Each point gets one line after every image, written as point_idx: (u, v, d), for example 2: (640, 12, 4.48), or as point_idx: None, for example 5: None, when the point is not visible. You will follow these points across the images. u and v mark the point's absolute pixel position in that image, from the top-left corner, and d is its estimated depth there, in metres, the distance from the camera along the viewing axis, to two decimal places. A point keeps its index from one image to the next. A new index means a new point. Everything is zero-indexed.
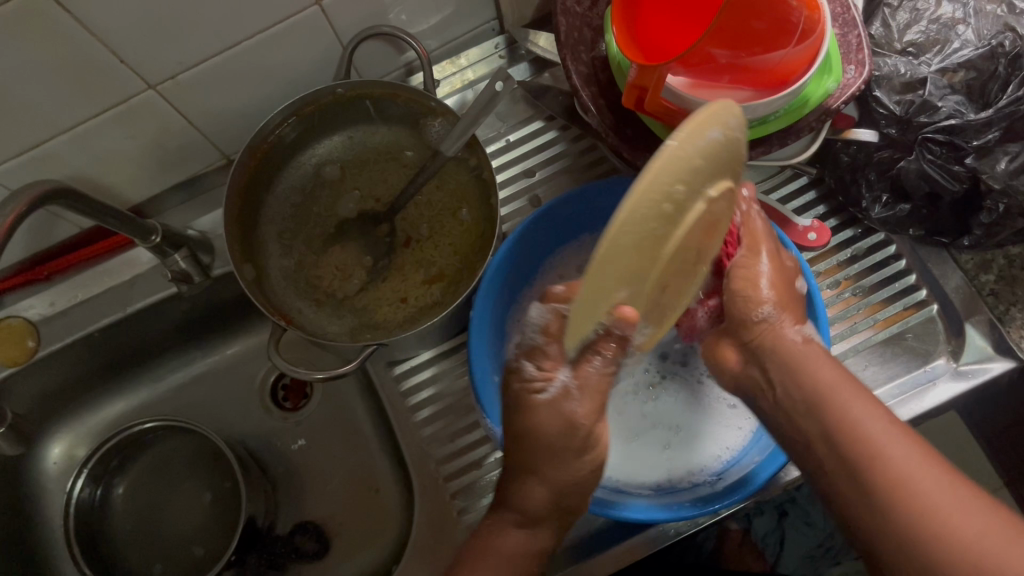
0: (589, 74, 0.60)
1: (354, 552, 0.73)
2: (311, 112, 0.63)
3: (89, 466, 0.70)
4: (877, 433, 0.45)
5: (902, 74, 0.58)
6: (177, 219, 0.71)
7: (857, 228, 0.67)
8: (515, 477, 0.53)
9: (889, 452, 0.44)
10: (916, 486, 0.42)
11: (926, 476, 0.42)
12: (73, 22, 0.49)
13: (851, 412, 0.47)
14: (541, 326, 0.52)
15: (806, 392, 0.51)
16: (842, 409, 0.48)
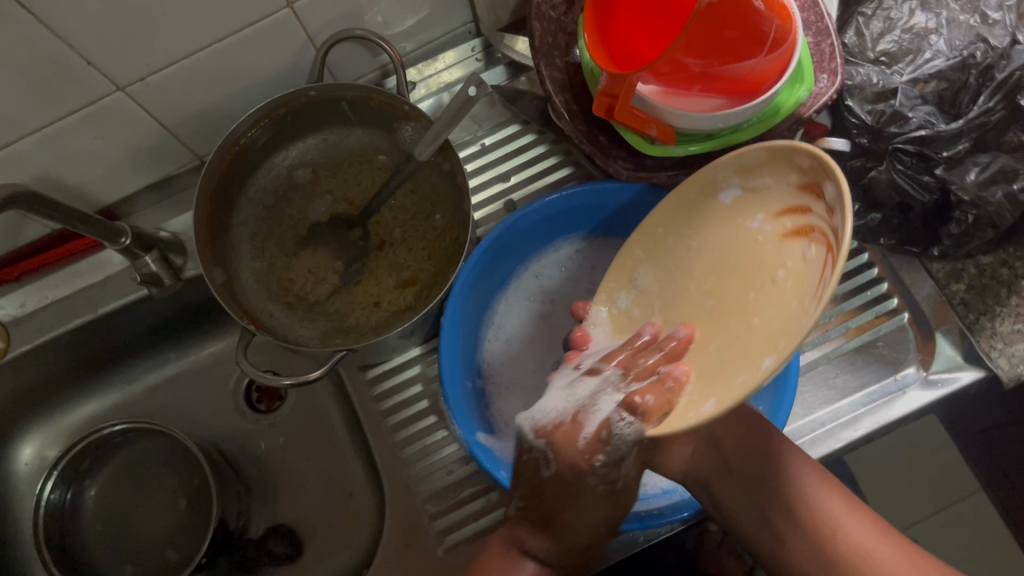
0: (562, 79, 0.60)
1: (327, 556, 0.73)
2: (282, 114, 0.63)
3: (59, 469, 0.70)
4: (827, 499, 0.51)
5: (874, 83, 0.58)
6: (149, 220, 0.71)
7: None
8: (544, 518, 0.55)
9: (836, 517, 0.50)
10: (862, 552, 0.48)
11: (877, 546, 0.48)
12: (40, 24, 0.48)
13: (802, 480, 0.52)
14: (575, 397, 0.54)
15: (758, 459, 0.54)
16: (794, 475, 0.53)
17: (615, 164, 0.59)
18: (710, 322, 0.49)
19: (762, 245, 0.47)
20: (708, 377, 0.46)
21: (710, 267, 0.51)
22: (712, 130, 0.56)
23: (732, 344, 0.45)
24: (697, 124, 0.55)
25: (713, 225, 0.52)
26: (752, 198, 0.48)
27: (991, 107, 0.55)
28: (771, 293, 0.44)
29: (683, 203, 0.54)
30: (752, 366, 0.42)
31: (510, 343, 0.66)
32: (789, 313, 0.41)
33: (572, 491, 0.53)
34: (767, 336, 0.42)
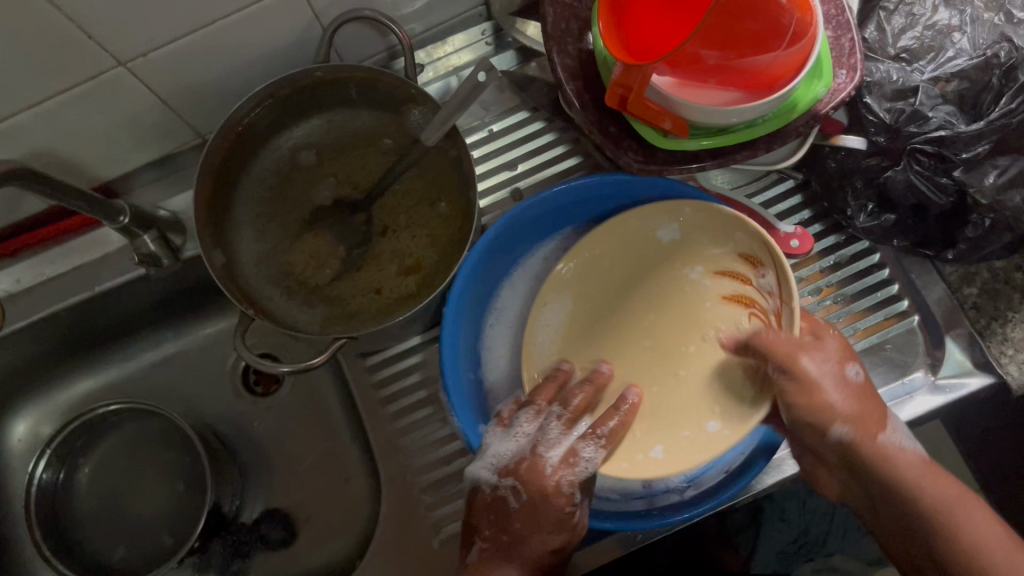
0: (575, 67, 0.59)
1: (322, 542, 0.72)
2: (287, 95, 0.61)
3: (52, 447, 0.69)
4: (938, 494, 0.49)
5: (894, 80, 0.57)
6: (147, 199, 0.69)
7: (841, 235, 0.66)
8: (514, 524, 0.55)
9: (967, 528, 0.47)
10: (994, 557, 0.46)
11: (982, 532, 0.47)
12: None
13: (904, 473, 0.51)
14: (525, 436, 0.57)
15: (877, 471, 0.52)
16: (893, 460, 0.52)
17: (626, 156, 0.58)
18: (633, 359, 0.61)
19: (700, 296, 0.61)
20: (649, 418, 0.59)
21: (660, 317, 0.61)
22: (726, 124, 0.54)
23: (660, 400, 0.60)
24: (710, 117, 0.53)
25: (648, 271, 0.62)
26: (699, 254, 0.61)
27: (1014, 109, 0.54)
28: (708, 350, 0.60)
29: (622, 241, 0.62)
30: (697, 424, 0.58)
31: (513, 333, 0.65)
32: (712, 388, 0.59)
33: (530, 515, 0.54)
34: (696, 399, 0.59)
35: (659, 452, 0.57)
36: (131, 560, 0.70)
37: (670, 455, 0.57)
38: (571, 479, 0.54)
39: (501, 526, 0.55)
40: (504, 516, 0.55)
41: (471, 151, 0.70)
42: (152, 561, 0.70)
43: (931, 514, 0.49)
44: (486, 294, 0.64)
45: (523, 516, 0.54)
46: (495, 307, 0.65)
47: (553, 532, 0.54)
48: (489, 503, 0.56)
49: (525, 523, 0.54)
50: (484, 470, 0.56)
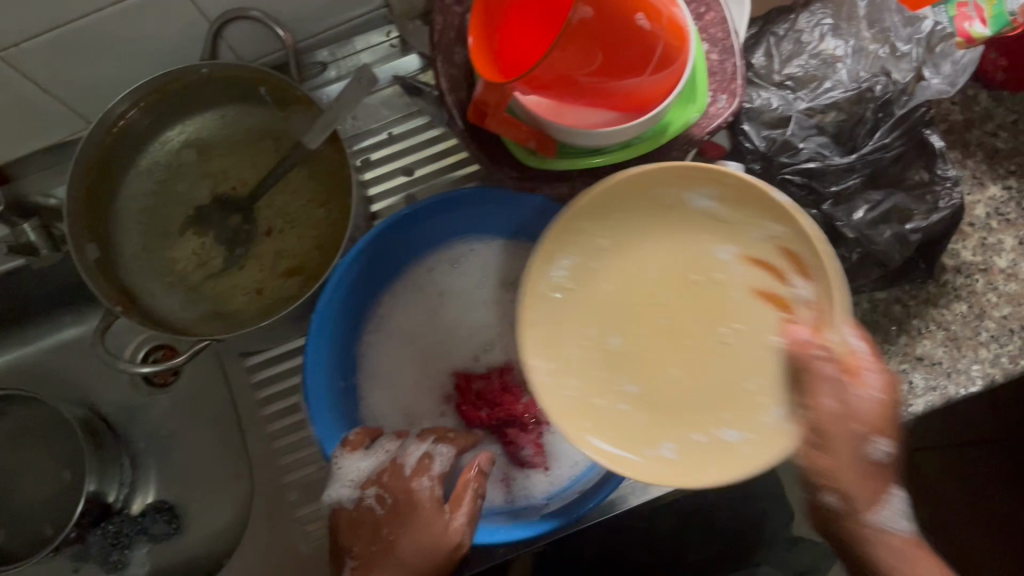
0: (460, 78, 0.58)
1: (203, 535, 0.73)
2: (173, 91, 0.61)
3: None
4: None
5: (773, 108, 0.57)
6: (36, 184, 0.68)
7: None
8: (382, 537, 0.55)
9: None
10: None
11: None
12: None
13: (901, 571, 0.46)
14: (383, 453, 0.58)
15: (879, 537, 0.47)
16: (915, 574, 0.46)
17: (501, 170, 0.57)
18: (626, 351, 0.52)
19: (728, 285, 0.51)
20: (663, 411, 0.51)
21: (638, 277, 0.52)
22: (594, 145, 0.54)
23: (663, 397, 0.51)
24: (578, 139, 0.53)
25: (656, 225, 0.52)
26: (718, 224, 0.51)
27: (888, 143, 0.55)
28: (717, 348, 0.51)
29: (638, 201, 0.51)
30: (709, 427, 0.50)
31: (393, 339, 0.65)
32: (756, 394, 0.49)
33: (397, 513, 0.55)
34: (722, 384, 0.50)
35: (697, 443, 0.49)
36: (12, 545, 0.71)
37: (684, 458, 0.49)
38: (431, 478, 0.55)
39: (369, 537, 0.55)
40: (372, 527, 0.56)
41: (368, 153, 0.69)
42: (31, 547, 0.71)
43: None
44: (367, 300, 0.64)
45: (390, 518, 0.55)
46: (378, 315, 0.65)
47: (427, 536, 0.53)
48: (355, 515, 0.57)
49: (393, 527, 0.55)
50: (342, 490, 0.57)
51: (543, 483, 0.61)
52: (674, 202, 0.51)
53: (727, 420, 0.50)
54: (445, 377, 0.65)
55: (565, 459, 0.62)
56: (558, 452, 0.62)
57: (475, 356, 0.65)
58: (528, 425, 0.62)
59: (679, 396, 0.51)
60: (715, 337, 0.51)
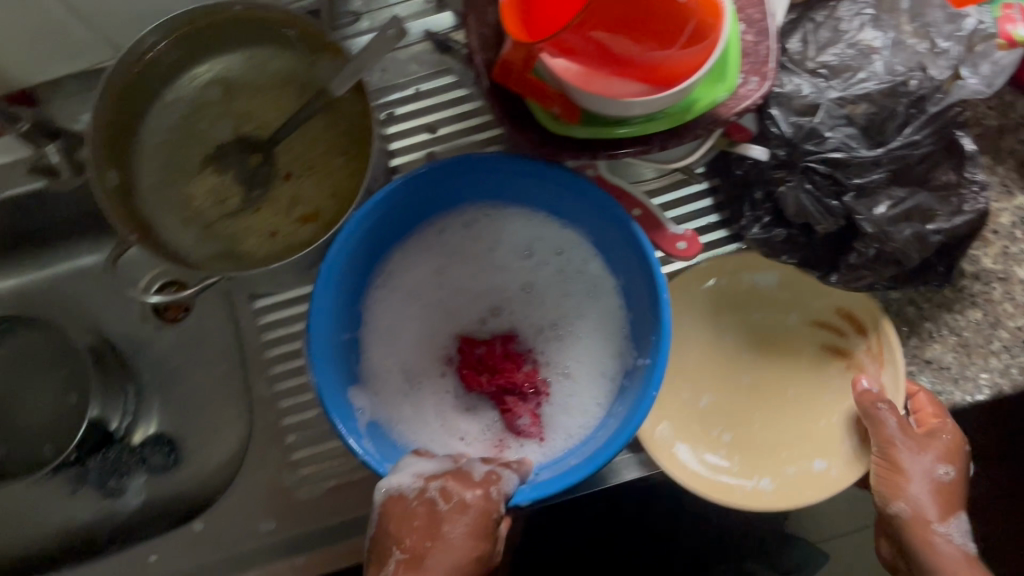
0: (490, 38, 0.57)
1: (203, 471, 0.74)
2: (204, 27, 0.61)
3: None
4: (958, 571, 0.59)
5: (803, 95, 0.56)
6: (64, 110, 0.68)
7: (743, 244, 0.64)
8: (441, 524, 0.54)
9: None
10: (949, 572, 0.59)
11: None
12: None
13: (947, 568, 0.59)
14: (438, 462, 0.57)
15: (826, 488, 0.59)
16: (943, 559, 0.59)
17: (523, 134, 0.57)
18: (728, 348, 0.64)
19: (802, 344, 0.64)
20: (753, 456, 0.62)
21: (734, 350, 0.64)
22: (620, 116, 0.53)
23: (751, 439, 0.62)
24: (604, 108, 0.52)
25: (756, 320, 0.64)
26: (798, 299, 0.64)
27: (918, 140, 0.54)
28: (801, 395, 0.63)
29: (697, 296, 0.64)
30: (801, 461, 0.61)
31: (400, 296, 0.65)
32: (830, 423, 0.62)
33: (454, 509, 0.54)
34: (803, 438, 0.62)
35: (791, 474, 0.60)
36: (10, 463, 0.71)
37: (741, 460, 0.62)
38: (495, 491, 0.55)
39: (414, 531, 0.54)
40: (424, 522, 0.54)
41: (393, 107, 0.69)
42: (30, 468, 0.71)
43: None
44: (379, 258, 0.64)
45: (450, 513, 0.54)
46: (390, 276, 0.65)
47: (478, 532, 0.54)
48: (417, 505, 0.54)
49: (441, 519, 0.54)
50: (403, 477, 0.55)
51: (536, 453, 0.62)
52: (751, 288, 0.64)
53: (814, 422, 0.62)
54: (449, 341, 0.65)
55: (560, 428, 0.63)
56: (552, 421, 0.63)
57: (480, 321, 0.66)
58: (527, 393, 0.63)
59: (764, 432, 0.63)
60: (796, 389, 0.63)
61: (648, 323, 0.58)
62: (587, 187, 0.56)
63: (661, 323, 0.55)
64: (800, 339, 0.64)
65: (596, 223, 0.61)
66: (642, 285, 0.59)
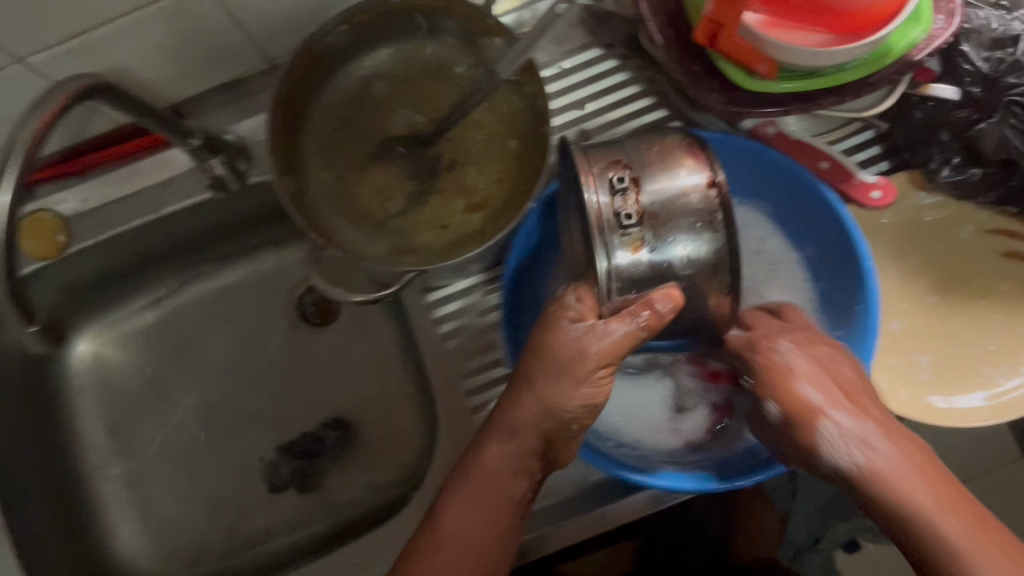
0: (662, 3, 0.56)
1: (359, 478, 0.71)
2: (363, 21, 0.59)
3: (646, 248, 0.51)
4: (955, 521, 0.42)
5: (992, 29, 0.55)
6: (213, 123, 0.66)
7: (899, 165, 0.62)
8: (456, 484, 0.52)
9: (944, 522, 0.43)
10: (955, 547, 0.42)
11: (952, 523, 0.42)
12: None
13: (943, 532, 0.42)
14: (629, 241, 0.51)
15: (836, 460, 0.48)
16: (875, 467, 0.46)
17: (707, 95, 0.56)
18: (904, 274, 0.62)
19: (977, 254, 0.61)
20: (955, 377, 0.58)
21: (922, 270, 0.62)
22: (814, 66, 0.52)
23: (950, 355, 0.59)
24: (799, 58, 0.51)
25: (916, 241, 0.62)
26: (966, 211, 0.61)
27: None
28: (978, 316, 0.60)
29: (878, 240, 0.62)
30: (1013, 372, 0.57)
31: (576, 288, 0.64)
32: (993, 323, 0.60)
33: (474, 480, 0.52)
34: (993, 350, 0.59)
35: (993, 381, 0.57)
36: (661, 201, 0.51)
37: (993, 404, 0.56)
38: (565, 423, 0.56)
39: (508, 521, 0.51)
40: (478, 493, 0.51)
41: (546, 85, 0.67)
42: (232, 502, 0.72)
43: (927, 533, 0.43)
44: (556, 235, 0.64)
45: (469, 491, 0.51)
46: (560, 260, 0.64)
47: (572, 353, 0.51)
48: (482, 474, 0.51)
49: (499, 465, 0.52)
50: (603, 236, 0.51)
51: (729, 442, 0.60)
52: (898, 219, 0.62)
53: (1003, 327, 0.59)
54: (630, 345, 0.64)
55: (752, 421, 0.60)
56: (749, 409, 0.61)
57: None
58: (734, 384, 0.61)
59: (957, 352, 0.59)
60: (981, 307, 0.60)
61: (853, 287, 0.56)
62: (751, 146, 0.58)
63: (868, 290, 0.54)
64: (979, 256, 0.61)
65: (765, 191, 0.61)
66: (838, 247, 0.57)
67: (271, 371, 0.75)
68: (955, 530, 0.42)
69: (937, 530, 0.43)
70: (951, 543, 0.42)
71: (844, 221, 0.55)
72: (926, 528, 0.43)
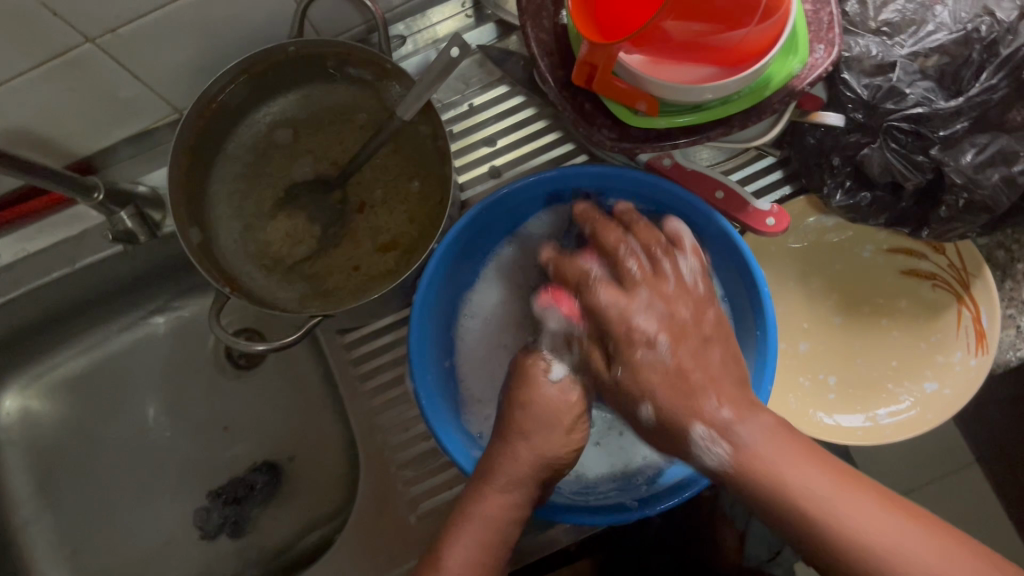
0: (550, 42, 0.57)
1: (289, 521, 0.71)
2: (261, 70, 0.60)
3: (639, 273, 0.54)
4: (858, 515, 0.39)
5: (873, 55, 0.55)
6: (127, 174, 0.68)
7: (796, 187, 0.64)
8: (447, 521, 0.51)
9: (847, 517, 0.39)
10: (871, 553, 0.38)
11: (871, 524, 0.39)
12: None
13: (839, 520, 0.40)
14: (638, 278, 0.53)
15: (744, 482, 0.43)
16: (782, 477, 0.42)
17: (599, 133, 0.57)
18: (811, 297, 0.64)
19: (878, 273, 0.63)
20: (859, 396, 0.61)
21: (827, 292, 0.64)
22: (697, 102, 0.53)
23: (853, 375, 0.62)
24: (677, 95, 0.52)
25: (819, 264, 0.64)
26: (865, 230, 0.63)
27: (995, 85, 0.52)
28: (880, 335, 0.62)
29: (785, 263, 0.64)
30: (913, 389, 0.60)
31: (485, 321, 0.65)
32: (893, 341, 0.62)
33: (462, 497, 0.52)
34: (894, 369, 0.61)
35: (894, 399, 0.60)
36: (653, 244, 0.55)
37: (895, 422, 0.59)
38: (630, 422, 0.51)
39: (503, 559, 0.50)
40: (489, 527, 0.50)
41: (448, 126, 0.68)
42: (163, 551, 0.72)
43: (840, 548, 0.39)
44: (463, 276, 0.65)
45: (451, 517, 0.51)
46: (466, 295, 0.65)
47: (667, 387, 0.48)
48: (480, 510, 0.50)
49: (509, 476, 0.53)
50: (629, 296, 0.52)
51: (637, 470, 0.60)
52: (802, 243, 0.64)
53: (904, 345, 0.61)
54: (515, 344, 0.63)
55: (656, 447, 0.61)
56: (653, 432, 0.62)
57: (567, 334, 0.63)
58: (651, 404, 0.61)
59: (860, 372, 0.62)
60: (882, 326, 0.62)
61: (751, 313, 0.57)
62: (646, 178, 0.59)
63: (766, 316, 0.55)
64: (881, 276, 0.63)
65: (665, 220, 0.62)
66: (736, 275, 0.59)
67: (200, 416, 0.75)
68: (848, 515, 0.39)
69: (843, 517, 0.39)
70: (855, 536, 0.39)
71: (737, 246, 0.56)
72: (831, 536, 0.39)
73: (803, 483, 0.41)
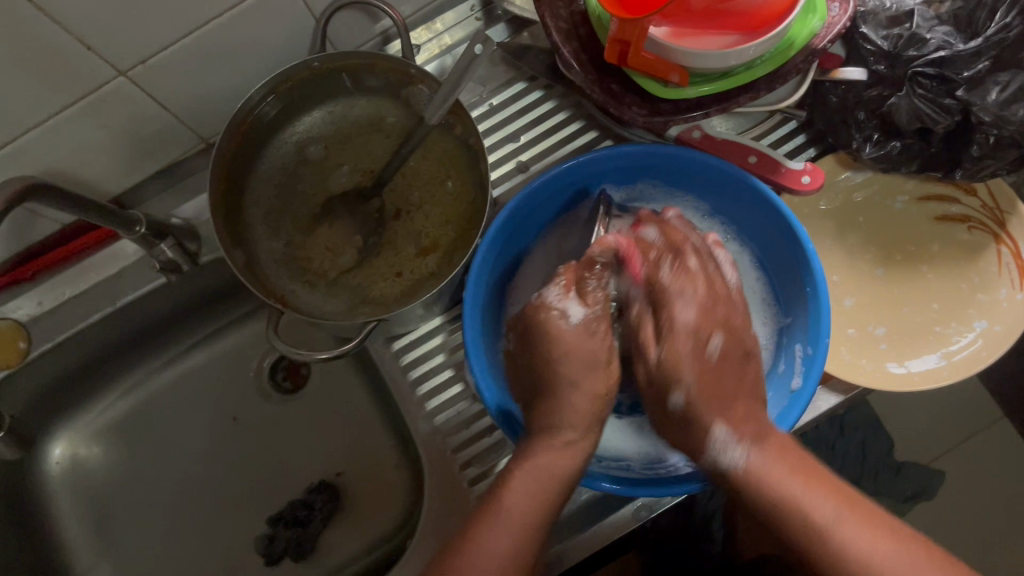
0: (569, 29, 0.58)
1: (353, 538, 0.71)
2: (289, 88, 0.60)
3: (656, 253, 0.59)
4: (856, 536, 0.43)
5: (888, 8, 0.58)
6: (160, 209, 0.68)
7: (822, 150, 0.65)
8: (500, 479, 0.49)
9: (838, 532, 0.43)
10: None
11: (865, 547, 0.42)
12: (47, 20, 0.47)
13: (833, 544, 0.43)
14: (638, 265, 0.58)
15: (757, 488, 0.47)
16: (802, 510, 0.45)
17: (629, 111, 0.58)
18: (849, 253, 0.64)
19: (911, 223, 0.64)
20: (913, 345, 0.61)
21: (864, 247, 0.64)
22: (726, 68, 0.54)
23: (902, 324, 0.62)
24: (709, 63, 0.53)
25: (853, 220, 0.65)
26: (894, 182, 0.64)
27: (1010, 23, 0.53)
28: (921, 282, 0.63)
29: (819, 224, 0.65)
30: (965, 329, 0.60)
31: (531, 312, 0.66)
32: (936, 286, 0.62)
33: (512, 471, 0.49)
34: (941, 313, 0.61)
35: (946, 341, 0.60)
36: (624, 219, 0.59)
37: (952, 363, 0.59)
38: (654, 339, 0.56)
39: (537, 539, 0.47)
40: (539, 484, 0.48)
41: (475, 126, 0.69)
42: None
43: (843, 570, 0.43)
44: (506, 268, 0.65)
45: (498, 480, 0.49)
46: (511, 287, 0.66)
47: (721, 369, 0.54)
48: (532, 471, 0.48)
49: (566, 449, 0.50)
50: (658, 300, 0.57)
51: None
52: (833, 201, 0.65)
53: (948, 289, 0.62)
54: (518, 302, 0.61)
55: None
56: None
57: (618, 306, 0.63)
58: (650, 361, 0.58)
59: (910, 320, 0.62)
60: (922, 272, 0.63)
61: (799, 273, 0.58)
62: (676, 152, 0.59)
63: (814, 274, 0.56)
64: (914, 225, 0.64)
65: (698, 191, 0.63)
66: (779, 238, 0.59)
67: (252, 444, 0.75)
68: (846, 536, 0.43)
69: (845, 548, 0.43)
70: (838, 555, 0.43)
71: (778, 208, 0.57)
72: (826, 555, 0.43)
73: (796, 497, 0.45)
